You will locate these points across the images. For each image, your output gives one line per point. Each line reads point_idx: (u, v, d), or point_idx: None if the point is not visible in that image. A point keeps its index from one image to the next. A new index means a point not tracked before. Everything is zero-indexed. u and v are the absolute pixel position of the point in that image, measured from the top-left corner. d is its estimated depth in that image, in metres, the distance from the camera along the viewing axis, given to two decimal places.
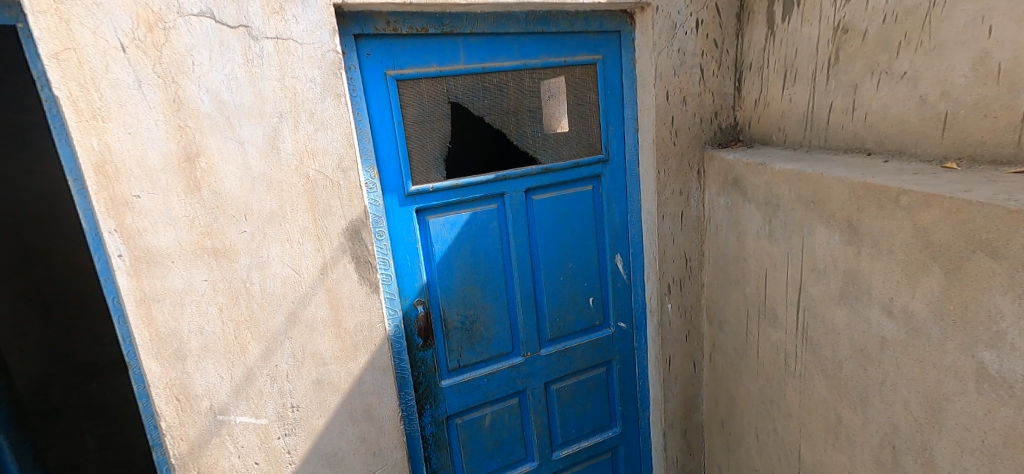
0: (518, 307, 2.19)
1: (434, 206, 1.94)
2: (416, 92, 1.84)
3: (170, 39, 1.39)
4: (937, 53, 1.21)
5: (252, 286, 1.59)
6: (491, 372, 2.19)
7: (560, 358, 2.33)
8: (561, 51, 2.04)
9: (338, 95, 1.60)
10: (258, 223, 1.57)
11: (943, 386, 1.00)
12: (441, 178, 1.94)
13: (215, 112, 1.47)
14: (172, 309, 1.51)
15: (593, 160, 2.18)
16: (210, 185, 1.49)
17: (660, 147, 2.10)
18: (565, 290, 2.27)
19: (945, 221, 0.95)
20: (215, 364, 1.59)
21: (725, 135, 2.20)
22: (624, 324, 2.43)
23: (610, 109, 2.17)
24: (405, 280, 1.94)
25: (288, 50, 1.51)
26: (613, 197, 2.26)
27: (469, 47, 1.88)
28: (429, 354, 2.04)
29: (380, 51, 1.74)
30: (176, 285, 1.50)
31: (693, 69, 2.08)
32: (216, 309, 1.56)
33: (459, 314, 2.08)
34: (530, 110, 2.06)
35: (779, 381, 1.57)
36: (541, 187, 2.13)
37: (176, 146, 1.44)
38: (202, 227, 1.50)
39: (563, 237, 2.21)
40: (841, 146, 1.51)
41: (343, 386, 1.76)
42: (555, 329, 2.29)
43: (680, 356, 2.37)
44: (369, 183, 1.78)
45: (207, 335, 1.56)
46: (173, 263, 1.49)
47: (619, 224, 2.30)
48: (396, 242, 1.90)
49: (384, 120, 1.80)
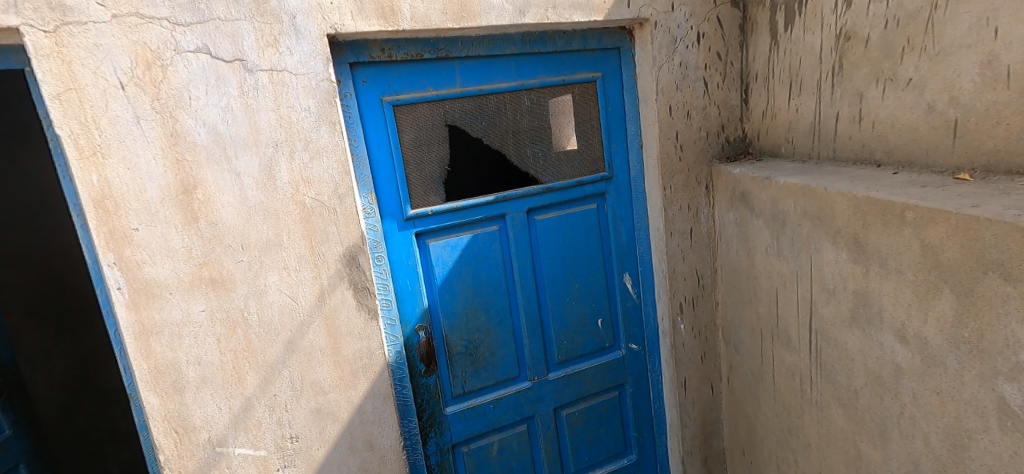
0: (524, 330, 2.14)
1: (433, 229, 1.93)
2: (413, 117, 1.84)
3: (168, 76, 1.41)
4: (942, 58, 1.14)
5: (250, 315, 1.58)
6: (498, 398, 2.13)
7: (569, 382, 2.26)
8: (559, 70, 2.02)
9: (332, 123, 1.60)
10: (255, 252, 1.57)
11: (963, 421, 0.91)
12: (440, 201, 1.93)
13: (212, 144, 1.48)
14: (171, 341, 1.50)
15: (597, 177, 2.14)
16: (207, 216, 1.50)
17: (665, 163, 2.05)
18: (572, 312, 2.21)
19: (953, 239, 0.88)
20: (214, 395, 1.57)
21: (733, 149, 2.13)
22: (636, 345, 2.35)
23: (612, 126, 2.14)
24: (406, 305, 1.92)
25: (283, 81, 1.53)
26: (619, 215, 2.21)
27: (465, 70, 1.88)
28: (432, 380, 2.00)
29: (376, 78, 1.75)
30: (174, 317, 1.50)
31: (695, 82, 2.03)
32: (214, 340, 1.55)
33: (463, 339, 2.04)
34: (529, 130, 2.04)
35: (796, 408, 1.47)
36: (544, 207, 2.10)
37: (174, 179, 1.45)
38: (199, 257, 1.50)
39: (568, 256, 2.16)
40: (850, 157, 1.43)
41: (343, 415, 1.74)
42: (563, 352, 2.23)
43: (696, 378, 2.27)
44: (366, 208, 1.78)
45: (206, 366, 1.55)
46: (172, 294, 1.49)
47: (626, 242, 2.24)
48: (396, 266, 1.88)
49: (381, 146, 1.80)
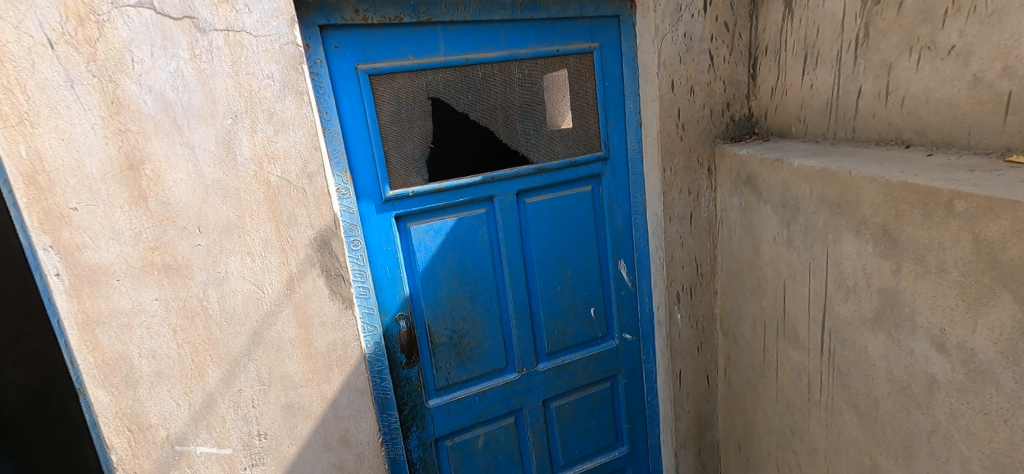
0: (512, 320, 2.02)
1: (414, 212, 1.79)
2: (392, 88, 1.68)
3: (105, 34, 1.25)
4: (995, 20, 0.99)
5: (210, 304, 1.45)
6: (484, 390, 2.02)
7: (559, 373, 2.15)
8: (553, 40, 1.86)
9: (300, 92, 1.44)
10: (214, 235, 1.42)
11: (1017, 450, 0.80)
12: (422, 181, 1.78)
13: (161, 114, 1.32)
14: (120, 332, 1.36)
15: (591, 157, 2.00)
16: (157, 195, 1.35)
17: (665, 142, 1.91)
18: (563, 300, 2.10)
19: (1017, 235, 0.74)
20: (171, 391, 1.44)
21: (738, 128, 1.98)
22: (630, 335, 2.25)
23: (609, 102, 1.99)
24: (385, 293, 1.79)
25: (241, 43, 1.36)
26: (615, 198, 2.08)
27: (449, 38, 1.71)
28: (414, 372, 1.88)
29: (350, 44, 1.59)
30: (123, 306, 1.36)
31: (700, 55, 1.88)
32: (170, 332, 1.41)
33: (447, 328, 1.92)
34: (520, 105, 1.89)
35: (802, 410, 1.36)
36: (534, 188, 1.96)
37: (117, 152, 1.30)
38: (150, 240, 1.36)
39: (559, 241, 2.03)
40: (872, 137, 1.29)
41: (316, 410, 1.61)
42: (553, 342, 2.11)
43: (692, 370, 2.16)
44: (340, 188, 1.63)
45: (161, 359, 1.41)
46: (119, 281, 1.34)
47: (621, 227, 2.12)
48: (373, 251, 1.74)
49: (356, 120, 1.64)
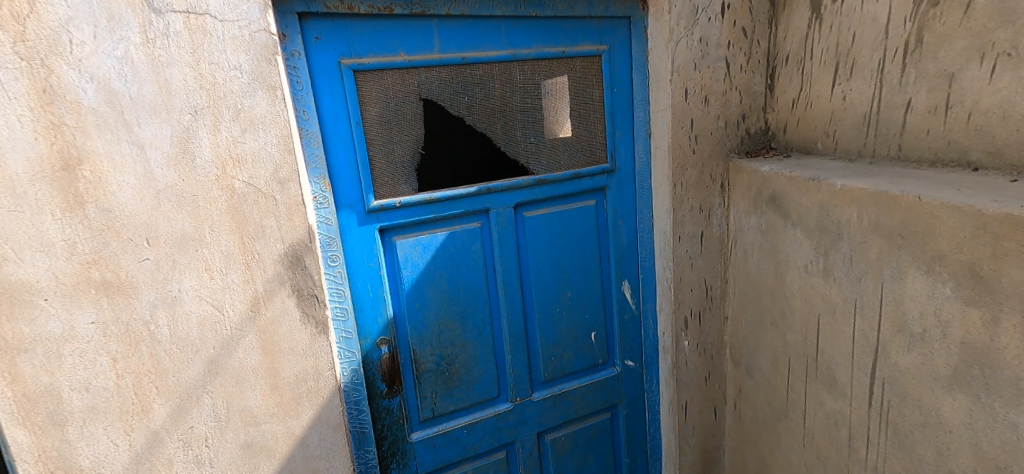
0: (506, 345, 1.84)
1: (401, 224, 1.60)
2: (380, 86, 1.50)
3: (37, 9, 1.06)
4: None
5: (158, 329, 1.24)
6: (473, 422, 1.83)
7: (556, 403, 1.97)
8: (558, 40, 1.70)
9: (272, 86, 1.26)
10: (166, 248, 1.22)
11: None
12: (411, 191, 1.60)
13: (104, 107, 1.13)
14: (45, 361, 1.16)
15: (596, 169, 1.84)
16: (98, 200, 1.15)
17: (677, 155, 1.75)
18: (562, 324, 1.92)
19: None
20: (107, 429, 1.23)
21: (754, 143, 1.82)
22: (632, 362, 2.08)
23: (617, 110, 1.83)
24: (366, 315, 1.60)
25: (204, 28, 1.18)
26: (620, 214, 1.92)
27: (444, 33, 1.54)
28: (396, 403, 1.69)
29: (333, 35, 1.41)
30: (51, 330, 1.15)
31: (716, 62, 1.73)
32: (108, 360, 1.21)
33: (433, 354, 1.73)
34: (521, 110, 1.72)
35: (839, 465, 1.20)
36: (534, 201, 1.79)
37: (49, 149, 1.11)
38: (87, 253, 1.16)
39: (560, 260, 1.86)
40: (925, 157, 1.15)
41: (281, 449, 1.41)
42: (550, 369, 1.93)
43: (698, 401, 1.99)
44: (317, 196, 1.44)
45: (96, 393, 1.21)
46: (47, 301, 1.14)
47: (626, 246, 1.96)
48: (354, 267, 1.55)
49: (338, 121, 1.46)
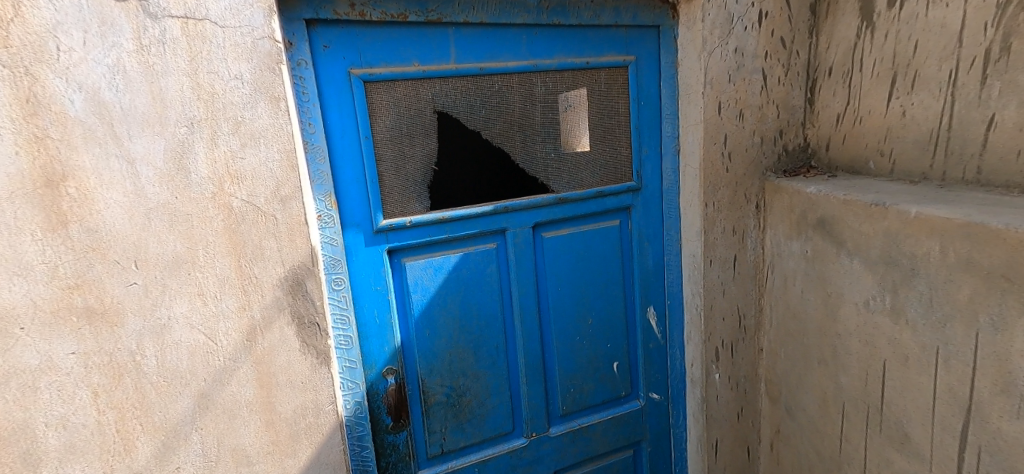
0: (522, 375, 1.70)
1: (411, 245, 1.49)
2: (391, 97, 1.40)
3: (22, 14, 0.97)
4: None
5: (144, 361, 1.14)
6: (485, 459, 1.70)
7: (574, 439, 1.83)
8: (582, 50, 1.59)
9: (275, 97, 1.16)
10: (154, 272, 1.12)
11: None
12: (422, 210, 1.49)
13: (93, 118, 1.04)
14: (21, 395, 1.07)
15: (621, 187, 1.71)
16: (83, 220, 1.06)
17: (709, 173, 1.61)
18: (582, 353, 1.78)
19: None
20: (86, 470, 1.14)
21: (792, 161, 1.65)
22: (657, 395, 1.92)
23: (644, 124, 1.70)
24: (372, 343, 1.48)
25: (203, 34, 1.09)
26: (646, 236, 1.79)
27: (461, 42, 1.44)
28: (402, 438, 1.56)
29: (342, 43, 1.31)
30: (27, 361, 1.06)
31: (752, 74, 1.58)
32: (90, 394, 1.11)
33: (444, 385, 1.60)
34: (541, 124, 1.61)
35: None
36: (554, 221, 1.66)
37: (31, 164, 1.02)
38: (69, 277, 1.07)
39: (580, 284, 1.73)
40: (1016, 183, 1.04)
41: None
42: (568, 402, 1.79)
43: (730, 440, 1.82)
44: (321, 215, 1.34)
45: (74, 430, 1.12)
46: (23, 330, 1.05)
47: (652, 269, 1.82)
48: (359, 291, 1.44)
49: (346, 134, 1.36)
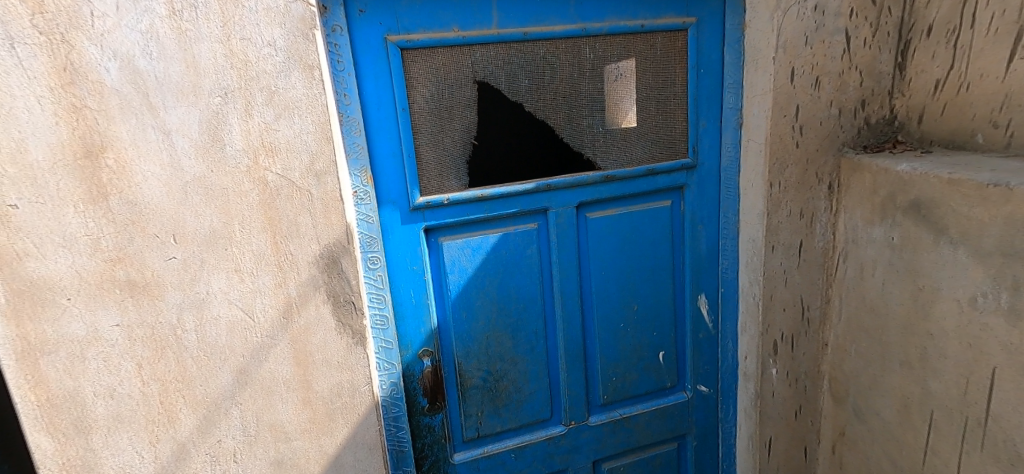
0: (561, 362, 1.63)
1: (448, 224, 1.42)
2: (429, 66, 1.32)
3: None
4: None
5: (184, 335, 1.14)
6: (522, 446, 1.65)
7: (615, 429, 1.75)
8: (636, 12, 1.45)
9: (310, 66, 1.10)
10: (193, 247, 1.11)
11: None
12: (460, 187, 1.41)
13: (128, 88, 1.02)
14: (69, 365, 1.09)
15: (674, 165, 1.57)
16: (122, 192, 1.05)
17: (776, 149, 1.44)
18: (626, 340, 1.69)
19: None
20: (133, 439, 1.16)
21: (874, 135, 1.46)
22: (706, 388, 1.81)
23: (703, 95, 1.55)
24: (408, 323, 1.44)
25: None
26: (700, 218, 1.65)
27: (505, 4, 1.33)
28: (438, 420, 1.53)
29: (379, 7, 1.23)
30: (74, 332, 1.07)
31: (834, 35, 1.38)
32: (134, 366, 1.12)
33: (481, 369, 1.55)
34: (588, 95, 1.49)
35: None
36: (599, 201, 1.55)
37: (70, 134, 1.01)
38: (111, 250, 1.06)
39: (626, 269, 1.62)
40: None
41: (313, 468, 1.30)
42: (610, 391, 1.71)
43: (786, 440, 1.69)
44: (356, 191, 1.29)
45: (120, 400, 1.13)
46: (69, 300, 1.06)
47: (706, 255, 1.68)
48: (395, 271, 1.39)
49: (382, 106, 1.29)
